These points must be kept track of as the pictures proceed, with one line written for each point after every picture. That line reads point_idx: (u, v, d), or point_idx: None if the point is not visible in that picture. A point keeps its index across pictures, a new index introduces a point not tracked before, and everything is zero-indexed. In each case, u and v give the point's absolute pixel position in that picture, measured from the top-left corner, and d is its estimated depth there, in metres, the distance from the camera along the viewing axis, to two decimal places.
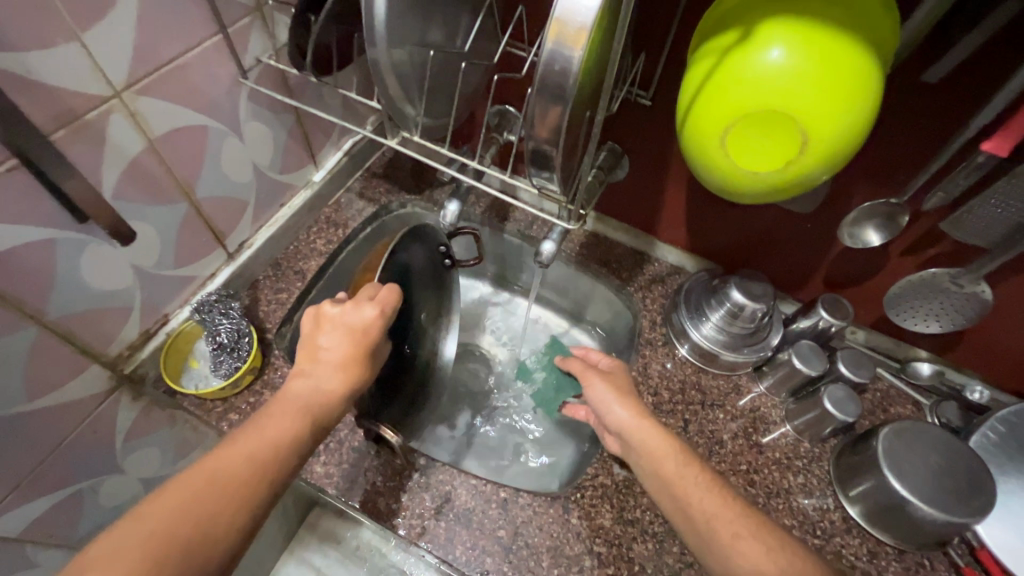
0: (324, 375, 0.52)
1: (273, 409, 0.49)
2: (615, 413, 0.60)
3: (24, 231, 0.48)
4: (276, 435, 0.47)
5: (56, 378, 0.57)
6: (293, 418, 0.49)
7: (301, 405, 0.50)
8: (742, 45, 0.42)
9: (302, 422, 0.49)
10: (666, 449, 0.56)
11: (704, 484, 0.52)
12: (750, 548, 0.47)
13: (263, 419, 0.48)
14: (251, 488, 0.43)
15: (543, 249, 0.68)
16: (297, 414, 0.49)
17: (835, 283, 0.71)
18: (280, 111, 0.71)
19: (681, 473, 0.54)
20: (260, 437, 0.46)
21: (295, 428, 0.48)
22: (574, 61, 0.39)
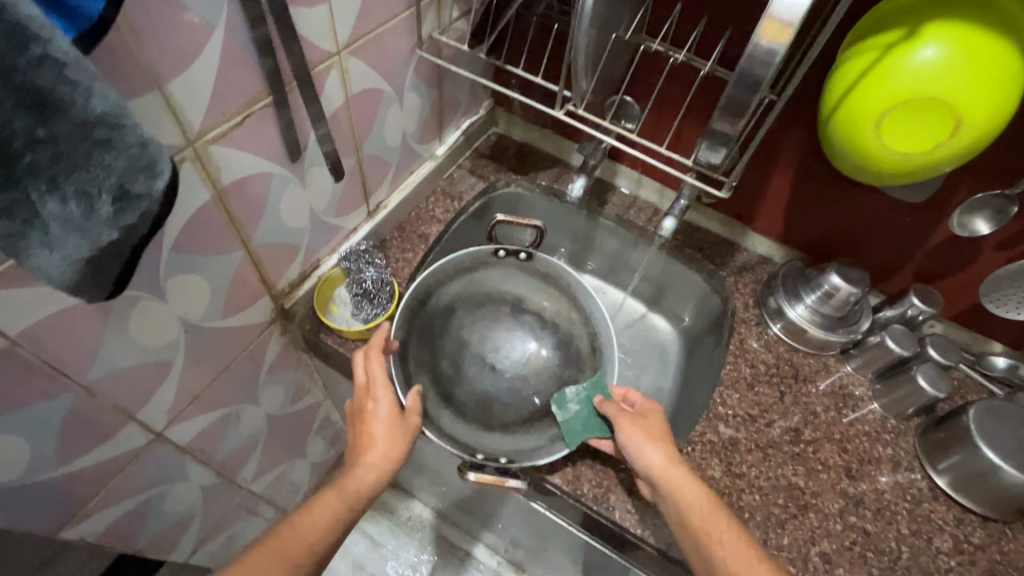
0: (371, 460, 0.62)
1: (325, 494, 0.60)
2: (649, 460, 0.61)
3: (258, 162, 0.54)
4: (328, 520, 0.59)
5: (242, 302, 0.63)
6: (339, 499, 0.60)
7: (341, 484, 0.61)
8: (904, 44, 0.50)
9: (339, 503, 0.59)
10: (698, 501, 0.58)
11: (733, 542, 0.56)
12: None
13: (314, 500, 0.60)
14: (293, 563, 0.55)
15: (665, 225, 0.76)
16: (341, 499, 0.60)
17: (926, 275, 0.78)
18: (430, 85, 0.78)
19: (714, 529, 0.56)
20: (313, 526, 0.58)
21: (337, 510, 0.59)
22: (778, 53, 0.45)
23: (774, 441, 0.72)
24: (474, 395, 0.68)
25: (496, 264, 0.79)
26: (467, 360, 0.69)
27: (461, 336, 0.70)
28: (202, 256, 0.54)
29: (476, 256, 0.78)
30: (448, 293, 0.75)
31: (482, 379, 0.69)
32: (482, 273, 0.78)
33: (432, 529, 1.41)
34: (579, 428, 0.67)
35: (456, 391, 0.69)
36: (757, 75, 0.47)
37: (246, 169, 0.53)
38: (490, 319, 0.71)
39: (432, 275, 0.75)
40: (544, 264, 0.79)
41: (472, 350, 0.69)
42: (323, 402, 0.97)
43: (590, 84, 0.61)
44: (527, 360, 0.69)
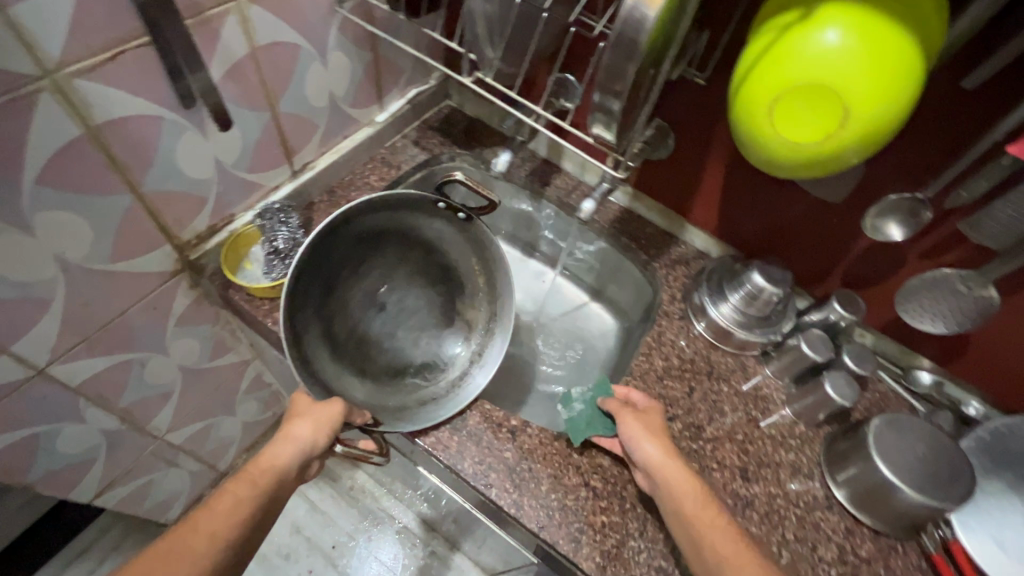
0: (283, 449, 0.58)
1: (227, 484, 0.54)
2: (646, 451, 0.60)
3: (141, 105, 0.54)
4: (238, 512, 0.52)
5: (136, 248, 0.63)
6: (246, 488, 0.54)
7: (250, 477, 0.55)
8: (801, 25, 0.47)
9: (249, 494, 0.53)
10: (691, 492, 0.57)
11: (726, 533, 0.54)
12: None
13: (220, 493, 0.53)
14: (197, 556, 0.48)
15: (584, 207, 0.74)
16: (245, 485, 0.54)
17: (853, 281, 0.75)
18: (361, 46, 0.77)
19: (707, 522, 0.55)
20: (214, 517, 0.51)
21: (242, 499, 0.53)
22: (649, 19, 0.44)
23: (674, 435, 0.71)
24: (353, 333, 0.72)
25: (432, 212, 0.73)
26: (358, 301, 0.73)
27: (360, 274, 0.73)
28: (76, 193, 0.53)
29: (412, 197, 0.71)
30: (365, 226, 0.70)
31: (367, 319, 0.74)
32: (411, 216, 0.73)
33: (374, 501, 1.42)
34: (582, 427, 0.67)
35: (338, 324, 0.71)
36: (632, 44, 0.46)
37: (126, 109, 0.53)
38: (394, 261, 0.75)
39: (359, 211, 0.67)
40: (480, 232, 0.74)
41: (365, 288, 0.74)
42: (251, 362, 0.97)
43: (499, 52, 0.61)
44: (411, 307, 0.77)
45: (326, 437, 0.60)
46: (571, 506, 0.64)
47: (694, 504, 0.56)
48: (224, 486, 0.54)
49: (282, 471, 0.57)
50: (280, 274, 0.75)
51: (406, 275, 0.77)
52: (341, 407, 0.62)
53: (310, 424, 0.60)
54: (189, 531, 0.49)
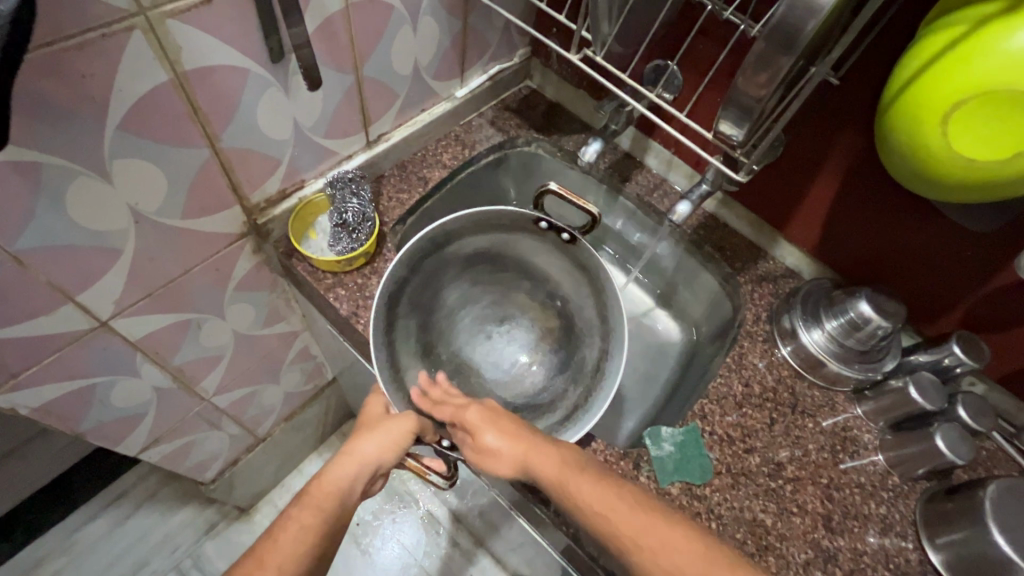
0: (348, 467, 0.59)
1: (294, 507, 0.55)
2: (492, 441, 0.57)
3: (230, 54, 0.50)
4: (306, 536, 0.53)
5: (208, 207, 0.60)
6: (312, 514, 0.55)
7: (317, 497, 0.56)
8: (1003, 17, 0.39)
9: (312, 516, 0.54)
10: (551, 466, 0.55)
11: (614, 501, 0.51)
12: (618, 510, 0.50)
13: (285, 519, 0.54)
14: None
15: (678, 210, 0.67)
16: (310, 511, 0.55)
17: (976, 324, 0.67)
18: (453, 15, 0.72)
19: (590, 494, 0.52)
20: (281, 547, 0.52)
21: (308, 522, 0.54)
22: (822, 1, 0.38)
23: (750, 470, 0.65)
24: (454, 359, 0.71)
25: (535, 232, 0.71)
26: (461, 324, 0.73)
27: (461, 299, 0.73)
28: (157, 143, 0.51)
29: (515, 217, 0.70)
30: (474, 243, 0.72)
31: (469, 348, 0.72)
32: (514, 238, 0.73)
33: (403, 484, 1.40)
34: (671, 471, 0.63)
35: (437, 347, 0.71)
36: (795, 29, 0.39)
37: (215, 58, 0.49)
38: (500, 289, 0.74)
39: (458, 220, 0.69)
40: (585, 254, 0.70)
41: (470, 315, 0.74)
42: (301, 333, 0.95)
43: (614, 29, 0.55)
44: (515, 339, 0.74)
45: (399, 453, 0.61)
46: None
47: (569, 475, 0.54)
48: (291, 511, 0.55)
49: (349, 486, 0.58)
50: (347, 246, 0.71)
51: (514, 308, 0.75)
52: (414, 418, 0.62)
53: (382, 438, 0.60)
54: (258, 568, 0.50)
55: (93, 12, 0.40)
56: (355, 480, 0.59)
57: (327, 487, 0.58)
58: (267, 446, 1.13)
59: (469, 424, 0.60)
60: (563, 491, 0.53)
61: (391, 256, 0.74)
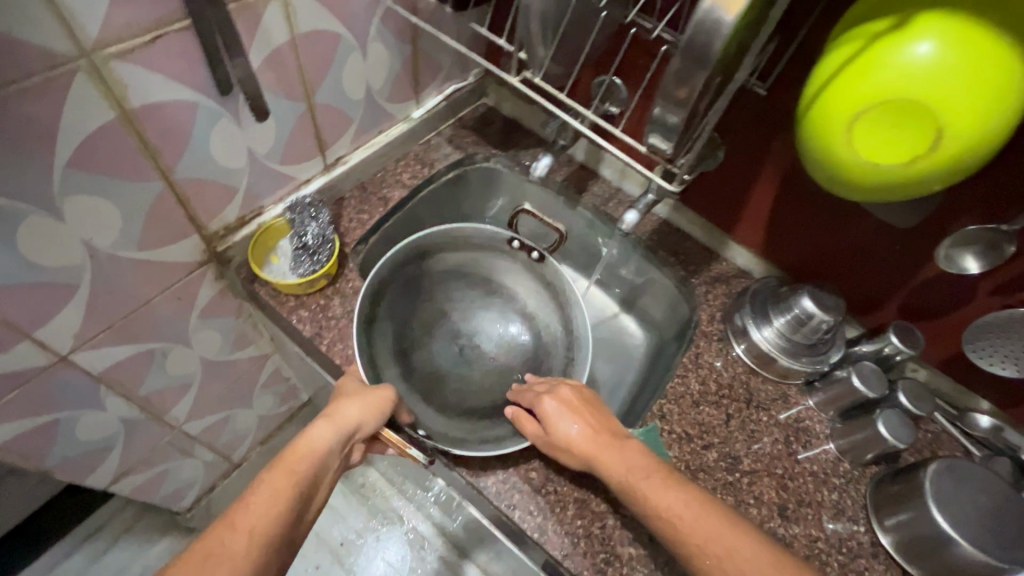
0: (323, 431, 0.58)
1: (266, 474, 0.54)
2: (569, 428, 0.61)
3: (178, 90, 0.52)
4: (279, 502, 0.51)
5: (165, 237, 0.61)
6: (286, 478, 0.53)
7: (291, 465, 0.55)
8: (893, 34, 0.43)
9: (286, 484, 0.53)
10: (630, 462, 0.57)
11: (680, 498, 0.53)
12: (674, 502, 0.53)
13: (253, 493, 0.51)
14: (239, 560, 0.46)
15: (626, 219, 0.70)
16: (284, 477, 0.53)
17: (911, 314, 0.70)
18: (403, 41, 0.75)
19: (656, 492, 0.54)
20: (253, 513, 0.50)
21: (280, 487, 0.53)
22: (726, 24, 0.41)
23: (708, 465, 0.67)
24: (428, 366, 0.73)
25: (507, 252, 0.80)
26: (437, 336, 0.75)
27: (437, 313, 0.76)
28: (109, 179, 0.52)
29: (488, 238, 0.79)
30: (448, 262, 0.79)
31: (443, 356, 0.74)
32: (486, 257, 0.81)
33: (384, 502, 1.40)
34: None
35: (412, 357, 0.73)
36: (704, 50, 0.42)
37: (164, 94, 0.51)
38: (475, 306, 0.78)
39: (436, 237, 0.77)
40: (551, 271, 0.78)
41: (444, 330, 0.76)
42: (271, 356, 0.95)
43: (550, 51, 0.58)
44: (489, 350, 0.76)
45: (379, 420, 0.61)
46: (598, 534, 0.61)
47: (646, 471, 0.56)
48: (263, 476, 0.53)
49: (325, 454, 0.57)
50: (309, 269, 0.72)
51: (489, 324, 0.78)
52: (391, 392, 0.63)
53: (364, 406, 0.61)
54: (227, 528, 0.48)
55: (36, 57, 0.42)
56: (332, 445, 0.58)
57: (301, 451, 0.56)
58: (244, 470, 1.12)
59: (547, 413, 0.63)
60: (628, 482, 0.56)
61: (353, 276, 0.76)
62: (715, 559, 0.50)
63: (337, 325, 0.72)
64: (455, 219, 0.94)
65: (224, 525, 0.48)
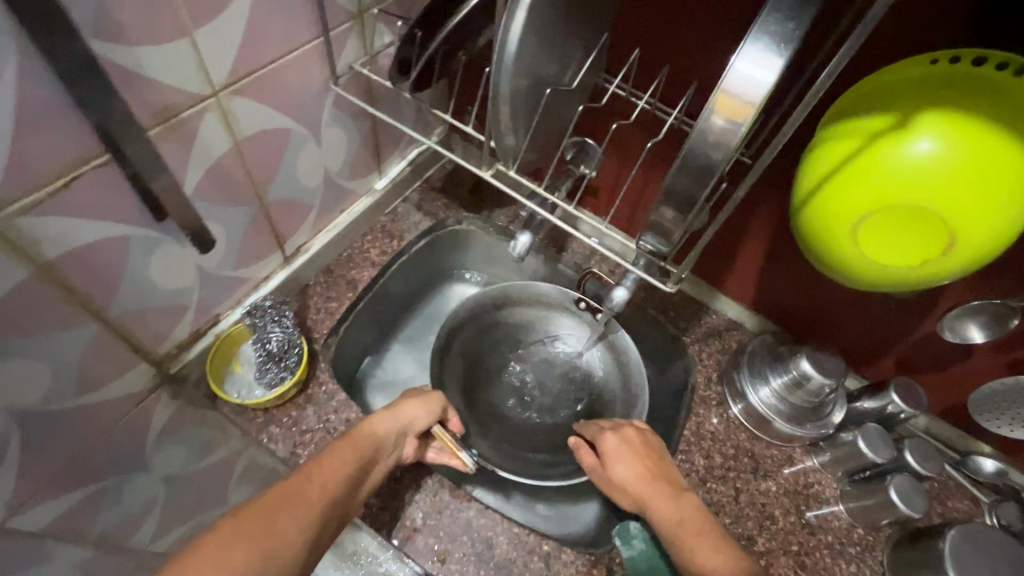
0: (386, 420, 0.57)
1: (336, 443, 0.53)
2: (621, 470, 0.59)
3: (104, 228, 0.45)
4: (345, 468, 0.51)
5: (104, 375, 0.54)
6: (353, 450, 0.52)
7: (357, 441, 0.54)
8: (892, 135, 0.40)
9: (351, 452, 0.52)
10: (681, 516, 0.54)
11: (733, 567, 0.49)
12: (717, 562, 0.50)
13: (322, 456, 0.51)
14: (312, 507, 0.45)
15: (615, 296, 0.66)
16: (353, 450, 0.52)
17: (911, 367, 0.68)
18: (360, 118, 0.68)
19: (703, 552, 0.51)
20: (327, 470, 0.49)
21: (348, 464, 0.51)
22: (736, 138, 0.35)
23: None
24: (489, 408, 0.76)
25: (574, 311, 0.77)
26: (504, 382, 0.77)
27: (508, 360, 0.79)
28: (28, 337, 0.44)
29: (560, 296, 0.77)
30: (521, 313, 0.80)
31: (505, 400, 0.77)
32: (556, 314, 0.79)
33: None
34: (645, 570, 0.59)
35: (478, 402, 0.76)
36: (703, 167, 0.37)
37: (87, 235, 0.44)
38: (548, 365, 0.78)
39: (513, 289, 0.78)
40: (616, 334, 0.76)
41: (512, 383, 0.77)
42: None
43: (523, 142, 0.53)
44: (554, 408, 0.76)
45: (433, 420, 0.61)
46: None
47: (696, 527, 0.53)
48: (332, 446, 0.52)
49: (385, 442, 0.56)
50: (276, 377, 0.66)
51: (558, 383, 0.77)
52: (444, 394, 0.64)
53: (420, 402, 0.61)
54: (302, 483, 0.47)
55: None
56: (391, 433, 0.57)
57: (367, 433, 0.55)
58: None
59: (605, 450, 0.61)
60: (682, 537, 0.53)
61: (325, 378, 0.70)
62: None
63: (313, 438, 0.66)
64: (434, 286, 0.88)
65: (297, 479, 0.47)
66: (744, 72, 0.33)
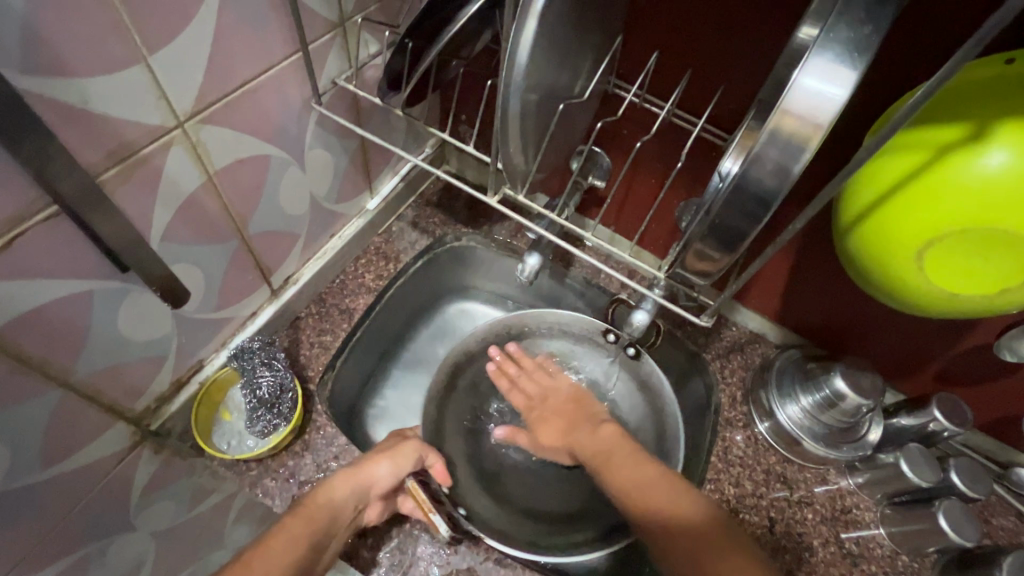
0: (346, 483, 0.53)
1: (284, 520, 0.49)
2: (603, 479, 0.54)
3: (59, 286, 0.39)
4: (295, 551, 0.46)
5: (75, 441, 0.48)
6: (306, 524, 0.49)
7: (312, 511, 0.50)
8: (965, 150, 0.34)
9: (307, 529, 0.48)
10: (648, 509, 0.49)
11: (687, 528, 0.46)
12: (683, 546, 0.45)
13: (267, 541, 0.46)
14: None
15: (635, 320, 0.61)
16: (308, 524, 0.49)
17: (951, 379, 0.64)
18: (347, 136, 0.62)
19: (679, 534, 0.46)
20: (270, 555, 0.45)
21: (301, 540, 0.48)
22: (797, 165, 0.30)
23: None
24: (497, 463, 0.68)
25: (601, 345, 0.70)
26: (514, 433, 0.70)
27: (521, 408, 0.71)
28: None
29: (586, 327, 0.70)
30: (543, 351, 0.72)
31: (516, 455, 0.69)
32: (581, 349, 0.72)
33: None
34: None
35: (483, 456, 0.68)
36: (755, 197, 0.32)
37: (39, 297, 0.38)
38: None
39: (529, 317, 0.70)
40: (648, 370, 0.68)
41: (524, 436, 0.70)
42: None
43: (532, 163, 0.47)
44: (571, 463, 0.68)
45: (399, 479, 0.57)
46: None
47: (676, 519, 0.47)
48: (282, 520, 0.49)
49: (341, 506, 0.52)
50: (269, 425, 0.60)
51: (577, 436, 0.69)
52: (418, 444, 0.59)
53: (386, 456, 0.57)
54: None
55: None
56: (351, 498, 0.53)
57: (325, 502, 0.51)
58: None
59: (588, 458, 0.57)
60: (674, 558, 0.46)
61: (323, 421, 0.65)
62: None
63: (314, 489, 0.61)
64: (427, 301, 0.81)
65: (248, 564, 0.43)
66: (811, 89, 0.28)
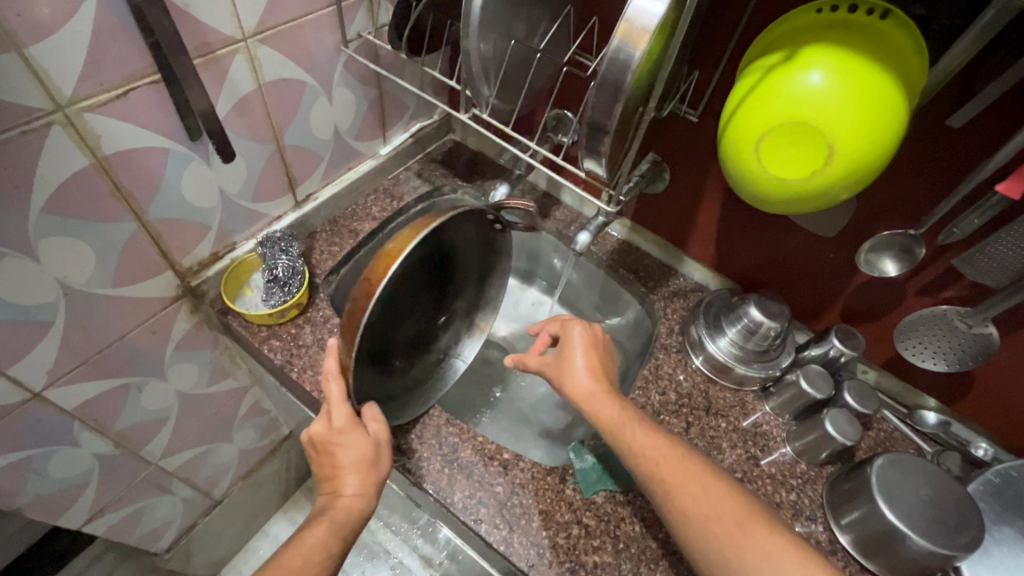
0: (352, 491, 0.60)
1: (310, 523, 0.58)
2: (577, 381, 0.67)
3: (148, 136, 0.56)
4: (325, 553, 0.56)
5: (137, 274, 0.64)
6: (326, 528, 0.57)
7: (332, 518, 0.58)
8: (786, 65, 0.48)
9: (328, 532, 0.57)
10: (634, 443, 0.60)
11: (640, 434, 0.60)
12: (694, 490, 0.55)
13: (296, 543, 0.57)
14: None
15: (579, 240, 0.74)
16: (329, 529, 0.57)
17: (854, 316, 0.74)
18: (368, 83, 0.80)
19: (679, 482, 0.56)
20: (303, 549, 0.56)
21: (329, 545, 0.57)
22: (636, 58, 0.44)
23: None
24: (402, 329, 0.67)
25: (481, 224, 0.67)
26: (417, 300, 0.67)
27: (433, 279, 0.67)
28: (80, 220, 0.55)
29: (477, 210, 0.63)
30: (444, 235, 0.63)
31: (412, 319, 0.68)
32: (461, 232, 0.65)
33: (370, 535, 1.35)
34: (594, 478, 0.67)
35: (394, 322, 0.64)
36: (618, 81, 0.46)
37: (134, 141, 0.55)
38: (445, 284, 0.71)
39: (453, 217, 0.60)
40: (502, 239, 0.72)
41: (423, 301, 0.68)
42: (249, 391, 0.95)
43: (494, 90, 0.62)
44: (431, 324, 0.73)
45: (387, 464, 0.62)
46: (562, 544, 0.63)
47: (660, 459, 0.58)
48: (308, 527, 0.58)
49: (363, 510, 0.60)
50: (277, 298, 0.75)
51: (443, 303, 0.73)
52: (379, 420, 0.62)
53: (360, 464, 0.60)
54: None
55: (14, 111, 0.46)
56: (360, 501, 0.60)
57: (342, 512, 0.59)
58: (223, 508, 1.11)
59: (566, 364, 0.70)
60: (668, 489, 0.56)
61: (324, 304, 0.80)
62: (666, 484, 0.56)
63: (306, 353, 0.75)
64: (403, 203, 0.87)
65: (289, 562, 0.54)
66: (641, 6, 0.43)
